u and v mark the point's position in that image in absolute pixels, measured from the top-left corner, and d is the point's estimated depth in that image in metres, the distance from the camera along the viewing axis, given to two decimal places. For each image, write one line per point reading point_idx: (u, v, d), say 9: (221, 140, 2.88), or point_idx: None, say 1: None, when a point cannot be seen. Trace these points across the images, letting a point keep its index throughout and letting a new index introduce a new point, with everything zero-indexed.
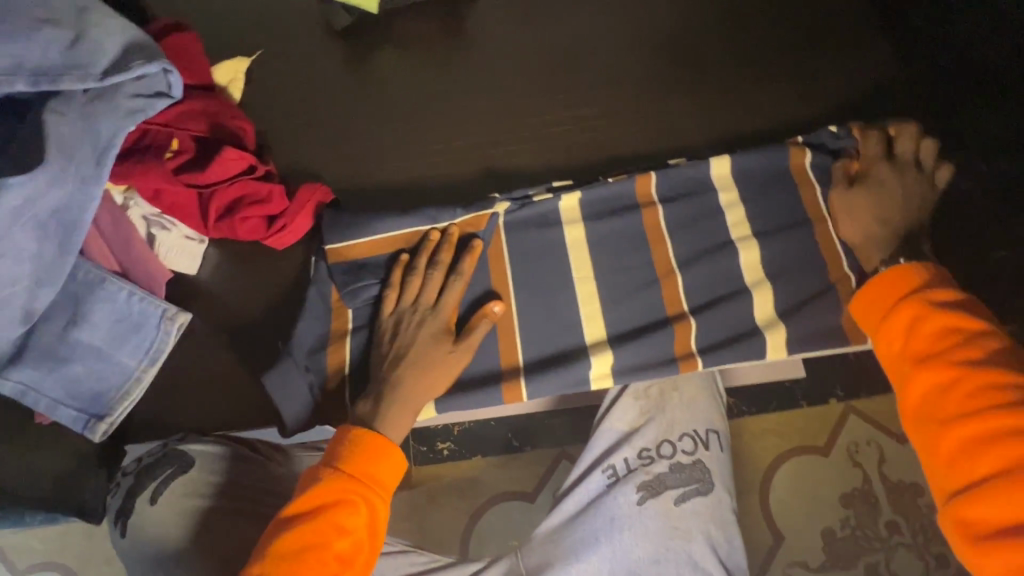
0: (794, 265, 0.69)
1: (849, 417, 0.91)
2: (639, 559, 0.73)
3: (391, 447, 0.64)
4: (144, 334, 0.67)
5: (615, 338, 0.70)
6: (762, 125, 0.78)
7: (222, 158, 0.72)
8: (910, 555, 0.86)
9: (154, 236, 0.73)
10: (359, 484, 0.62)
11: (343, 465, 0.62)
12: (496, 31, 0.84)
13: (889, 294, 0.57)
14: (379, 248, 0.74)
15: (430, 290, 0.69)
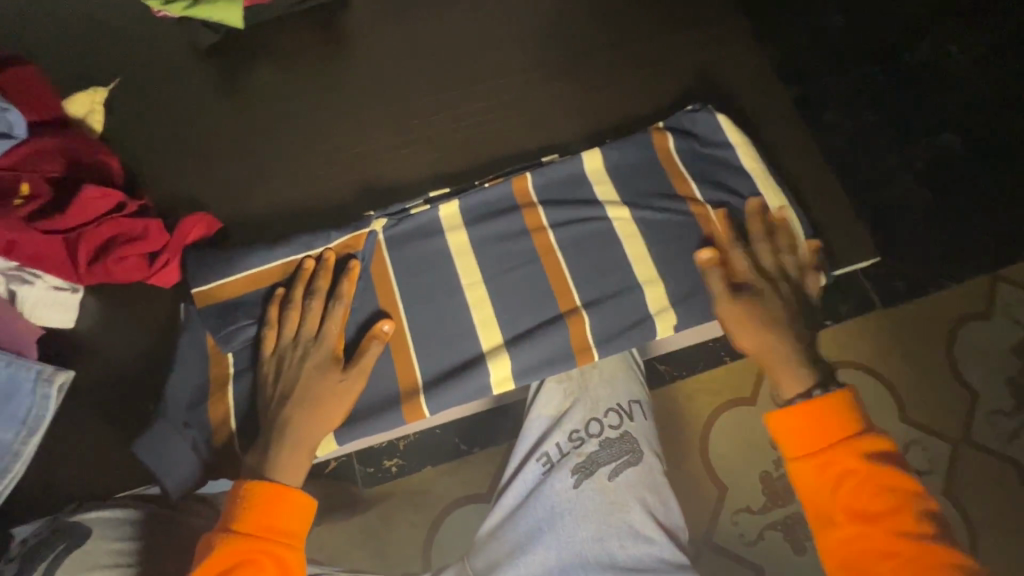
0: (675, 250, 0.73)
1: (768, 366, 0.95)
2: (586, 540, 0.65)
3: (287, 491, 0.58)
4: (18, 403, 0.62)
5: (510, 340, 0.71)
6: (628, 118, 0.86)
7: (82, 197, 0.64)
8: None
9: (16, 293, 0.64)
10: (259, 539, 0.56)
11: (238, 525, 0.56)
12: (373, 37, 0.87)
13: (811, 425, 0.58)
14: (259, 280, 0.70)
15: (311, 320, 0.67)
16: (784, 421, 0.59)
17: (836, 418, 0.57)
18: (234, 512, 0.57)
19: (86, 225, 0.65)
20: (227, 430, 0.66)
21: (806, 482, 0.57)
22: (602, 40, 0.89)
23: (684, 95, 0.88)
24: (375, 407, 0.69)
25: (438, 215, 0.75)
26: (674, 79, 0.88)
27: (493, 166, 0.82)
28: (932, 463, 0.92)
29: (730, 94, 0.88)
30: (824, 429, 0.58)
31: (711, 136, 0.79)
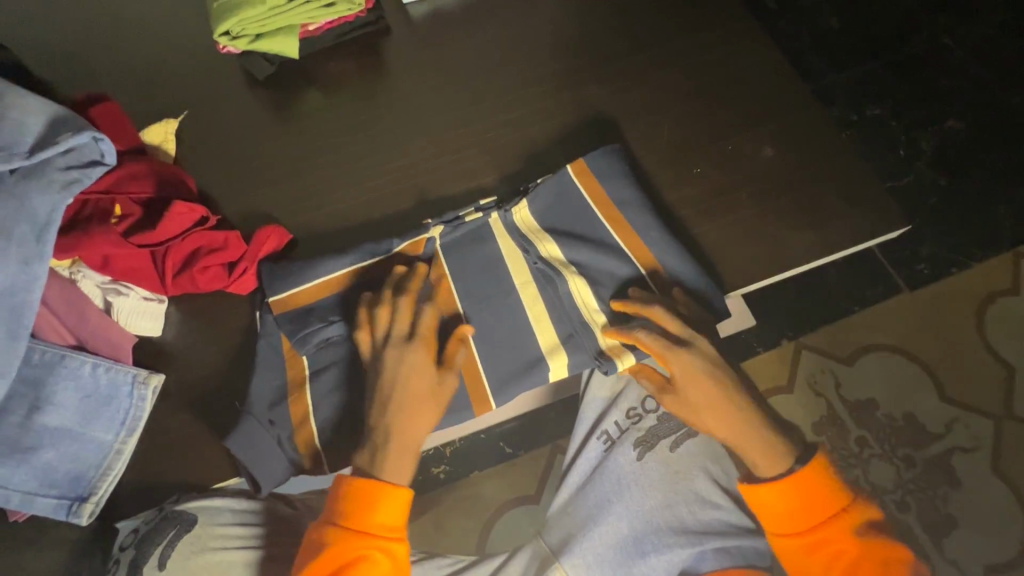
0: (724, 246, 0.80)
1: (802, 352, 1.07)
2: (655, 509, 0.67)
3: (385, 489, 0.62)
4: (117, 406, 0.67)
5: (566, 338, 0.70)
6: (660, 110, 0.89)
7: (171, 212, 0.69)
8: (884, 463, 1.02)
9: (111, 303, 0.71)
10: (367, 536, 0.61)
11: (343, 524, 0.61)
12: (416, 61, 0.95)
13: (796, 505, 0.61)
14: (325, 290, 0.72)
15: (403, 322, 0.68)
16: (770, 494, 0.62)
17: (819, 500, 0.60)
18: (336, 506, 0.62)
19: (174, 238, 0.70)
20: (309, 425, 0.68)
21: (804, 565, 0.61)
22: (628, 44, 0.94)
23: (716, 85, 0.91)
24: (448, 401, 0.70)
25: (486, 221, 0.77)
26: (704, 70, 0.92)
27: (535, 168, 0.87)
28: (977, 437, 1.02)
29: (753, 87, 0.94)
30: (806, 506, 0.60)
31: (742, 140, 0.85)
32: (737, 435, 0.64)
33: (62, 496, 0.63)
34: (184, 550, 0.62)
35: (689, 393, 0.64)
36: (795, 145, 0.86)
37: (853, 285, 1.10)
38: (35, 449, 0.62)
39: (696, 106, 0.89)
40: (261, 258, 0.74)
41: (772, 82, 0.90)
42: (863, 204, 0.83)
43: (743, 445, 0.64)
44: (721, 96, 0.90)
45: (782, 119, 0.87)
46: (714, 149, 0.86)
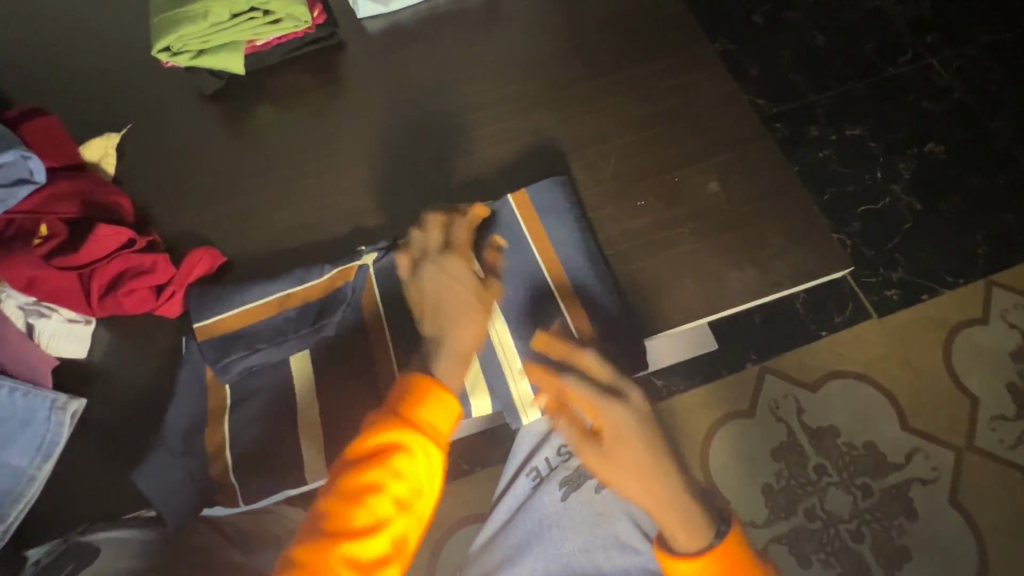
0: (668, 277, 0.79)
1: (766, 376, 1.06)
2: (573, 552, 0.67)
3: (442, 392, 0.56)
4: (34, 430, 0.66)
5: (490, 375, 0.71)
6: (609, 136, 0.88)
7: (96, 235, 0.69)
8: (840, 491, 1.01)
9: (33, 325, 0.70)
10: (414, 430, 0.54)
11: (398, 412, 0.54)
12: (366, 79, 0.93)
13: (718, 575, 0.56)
14: (246, 320, 0.71)
15: (447, 237, 0.70)
16: (681, 567, 0.57)
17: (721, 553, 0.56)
18: (398, 399, 0.56)
19: (98, 261, 0.70)
20: (226, 456, 0.67)
21: None
22: (582, 68, 0.93)
23: (668, 113, 0.89)
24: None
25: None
26: (658, 97, 0.90)
27: (480, 194, 0.86)
28: (936, 469, 1.01)
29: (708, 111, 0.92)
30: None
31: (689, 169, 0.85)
32: (657, 502, 0.58)
33: None
34: None
35: (616, 450, 0.59)
36: (746, 176, 0.84)
37: (814, 312, 1.09)
38: None
39: (646, 136, 0.88)
40: (191, 281, 0.73)
41: (726, 111, 0.89)
42: (811, 239, 0.81)
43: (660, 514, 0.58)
44: (673, 125, 0.88)
45: (734, 149, 0.86)
46: (661, 180, 0.84)
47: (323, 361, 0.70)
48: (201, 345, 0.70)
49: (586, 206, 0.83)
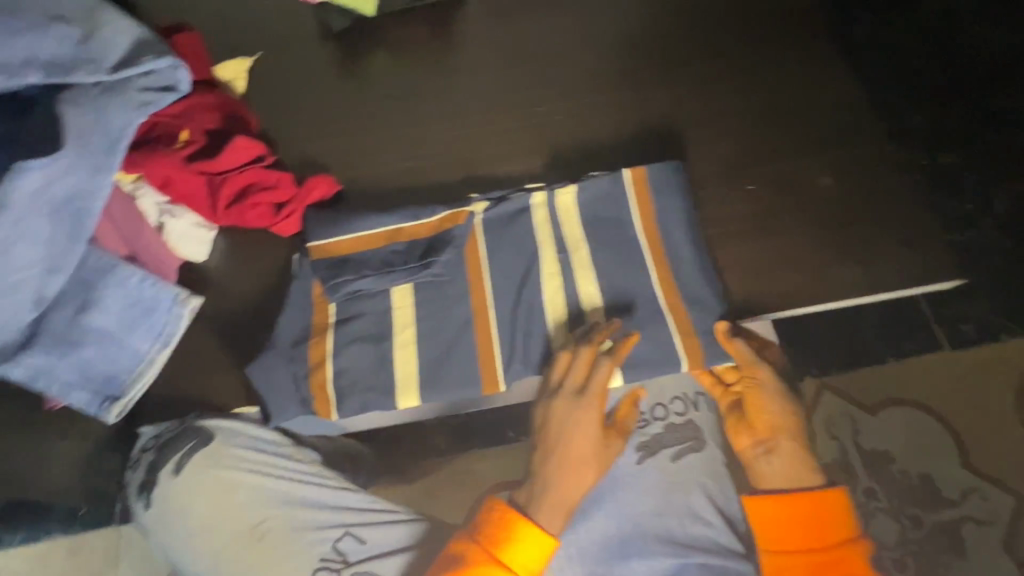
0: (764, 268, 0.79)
1: None
2: (646, 514, 0.67)
3: (529, 526, 0.57)
4: (156, 319, 0.71)
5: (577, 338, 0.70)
6: (718, 120, 0.88)
7: (234, 144, 0.72)
8: None
9: (164, 224, 0.75)
10: (502, 566, 0.55)
11: (483, 543, 0.56)
12: (484, 38, 0.95)
13: (800, 519, 0.62)
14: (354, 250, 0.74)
15: (579, 371, 0.67)
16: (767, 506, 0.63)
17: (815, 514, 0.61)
18: (482, 528, 0.58)
19: (229, 172, 0.74)
20: (326, 370, 0.71)
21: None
22: (700, 51, 0.92)
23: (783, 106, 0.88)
24: (461, 376, 0.70)
25: (531, 201, 0.77)
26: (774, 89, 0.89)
27: (583, 162, 0.87)
28: None
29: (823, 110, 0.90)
30: (814, 524, 0.62)
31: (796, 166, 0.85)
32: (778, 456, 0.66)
33: (97, 393, 0.68)
34: (199, 461, 0.61)
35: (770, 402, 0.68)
36: (848, 184, 0.85)
37: None
38: (78, 346, 0.67)
39: (758, 126, 0.87)
40: (310, 204, 0.77)
41: (841, 114, 0.88)
42: (898, 255, 0.83)
43: (781, 476, 0.65)
44: (787, 119, 0.88)
45: (842, 152, 0.86)
46: (768, 170, 0.85)
47: (423, 296, 0.73)
48: (315, 262, 0.73)
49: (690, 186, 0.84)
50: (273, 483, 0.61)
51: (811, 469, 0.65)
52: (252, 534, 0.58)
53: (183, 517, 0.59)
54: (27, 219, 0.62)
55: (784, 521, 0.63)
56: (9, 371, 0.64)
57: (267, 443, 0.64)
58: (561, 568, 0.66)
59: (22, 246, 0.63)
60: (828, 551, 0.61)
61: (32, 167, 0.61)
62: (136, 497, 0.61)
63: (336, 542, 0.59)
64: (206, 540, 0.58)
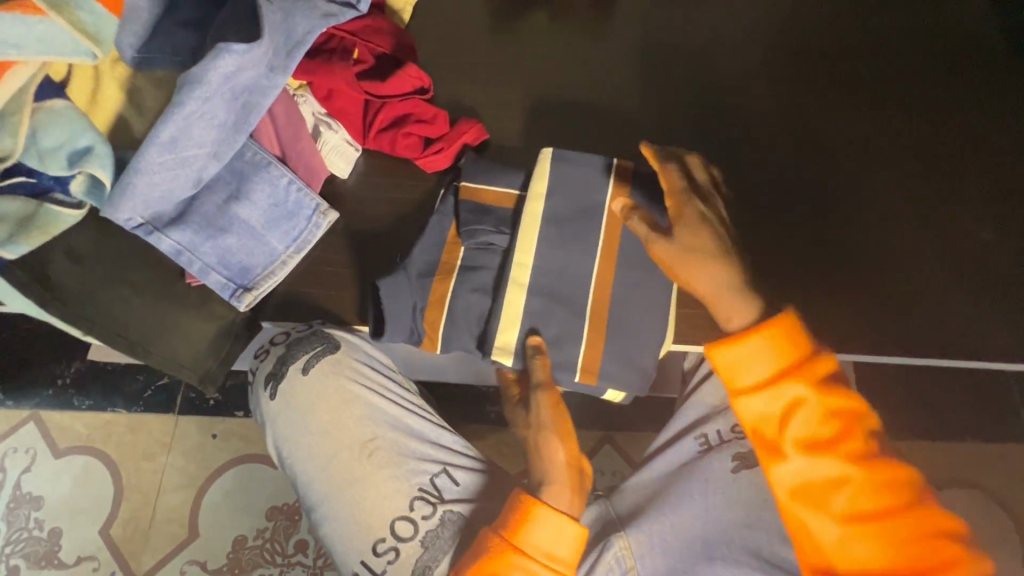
0: None
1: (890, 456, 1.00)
2: (733, 523, 0.66)
3: (555, 517, 0.55)
4: (296, 223, 0.73)
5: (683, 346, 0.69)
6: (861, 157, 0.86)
7: (405, 72, 0.73)
8: None
9: (320, 133, 0.76)
10: (529, 559, 0.53)
11: (508, 533, 0.54)
12: (643, 20, 0.93)
13: (771, 359, 0.55)
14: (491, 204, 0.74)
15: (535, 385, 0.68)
16: (732, 351, 0.56)
17: (775, 338, 0.55)
18: (507, 517, 0.55)
19: (393, 97, 0.75)
20: (441, 311, 0.70)
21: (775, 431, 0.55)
22: (856, 82, 0.90)
23: (925, 158, 0.87)
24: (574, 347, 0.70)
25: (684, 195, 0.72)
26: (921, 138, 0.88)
27: (718, 166, 0.85)
28: None
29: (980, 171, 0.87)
30: (776, 362, 0.55)
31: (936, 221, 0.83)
32: (710, 287, 0.61)
33: (231, 280, 0.70)
34: (325, 366, 0.62)
35: (685, 233, 0.63)
36: (970, 252, 0.83)
37: (975, 414, 1.02)
38: (224, 232, 0.70)
39: (895, 171, 0.86)
40: (458, 146, 0.77)
41: (980, 180, 0.87)
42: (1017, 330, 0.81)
43: (704, 291, 0.61)
44: (927, 171, 0.86)
45: (975, 217, 0.84)
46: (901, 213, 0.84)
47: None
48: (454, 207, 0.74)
49: (818, 214, 0.84)
50: (386, 405, 0.62)
51: (743, 296, 0.59)
52: (363, 450, 0.59)
53: (301, 416, 0.60)
54: (211, 101, 0.63)
55: (753, 368, 0.56)
56: (157, 241, 0.67)
57: (383, 365, 0.65)
58: (642, 555, 0.64)
59: (199, 124, 0.64)
60: (813, 397, 0.54)
61: (231, 50, 0.62)
62: (261, 385, 0.62)
63: (433, 477, 0.60)
64: (318, 443, 0.59)
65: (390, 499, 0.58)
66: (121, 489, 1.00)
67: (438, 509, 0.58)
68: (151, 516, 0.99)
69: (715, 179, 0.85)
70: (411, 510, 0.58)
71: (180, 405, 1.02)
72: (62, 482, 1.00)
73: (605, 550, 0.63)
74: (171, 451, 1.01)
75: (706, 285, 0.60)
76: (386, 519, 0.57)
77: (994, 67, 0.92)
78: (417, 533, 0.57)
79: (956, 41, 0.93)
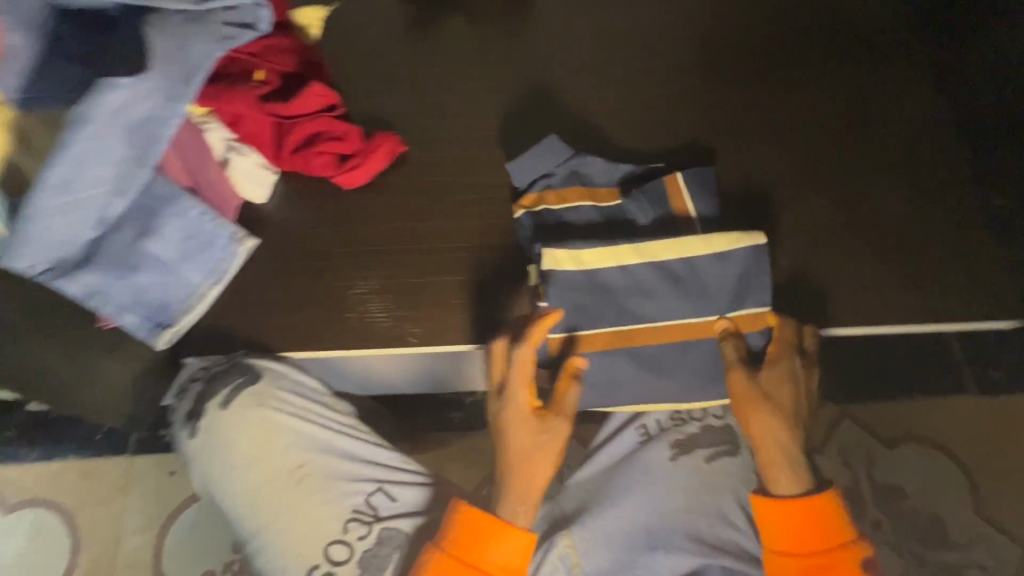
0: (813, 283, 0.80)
1: (842, 421, 1.04)
2: (678, 511, 0.67)
3: (497, 527, 0.56)
4: (212, 253, 0.71)
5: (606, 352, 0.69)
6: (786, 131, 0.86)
7: (310, 90, 0.72)
8: (891, 552, 0.98)
9: (229, 160, 0.75)
10: (474, 569, 0.55)
11: (449, 546, 0.55)
12: (558, 18, 0.94)
13: (801, 519, 0.61)
14: (594, 195, 0.75)
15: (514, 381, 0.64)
16: (774, 509, 0.62)
17: (817, 517, 0.60)
18: (446, 529, 0.56)
19: (300, 117, 0.73)
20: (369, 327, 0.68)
21: None
22: (776, 58, 0.90)
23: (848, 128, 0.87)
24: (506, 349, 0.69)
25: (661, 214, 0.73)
26: (846, 108, 0.88)
27: (646, 153, 0.85)
28: (996, 560, 0.97)
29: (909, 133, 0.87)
30: (808, 529, 0.60)
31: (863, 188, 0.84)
32: (775, 446, 0.64)
33: (147, 318, 0.69)
34: (245, 398, 0.61)
35: (775, 390, 0.65)
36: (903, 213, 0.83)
37: (917, 371, 1.06)
38: (134, 269, 0.67)
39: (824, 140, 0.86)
40: (375, 160, 0.77)
41: (908, 141, 0.86)
42: (962, 291, 0.80)
43: (765, 448, 0.64)
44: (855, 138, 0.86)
45: (900, 184, 0.85)
46: (840, 185, 0.84)
47: (459, 266, 0.75)
48: (550, 178, 0.77)
49: (753, 194, 0.83)
50: (315, 429, 0.61)
51: (801, 465, 0.64)
52: (292, 479, 0.58)
53: (224, 451, 0.59)
54: (104, 134, 0.61)
55: (786, 524, 0.62)
56: (65, 286, 0.64)
57: (312, 390, 0.64)
58: (587, 552, 0.64)
59: (94, 160, 0.62)
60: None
61: (118, 84, 0.61)
62: (178, 422, 0.62)
63: (368, 495, 0.60)
64: (244, 472, 0.58)
65: (322, 525, 0.57)
66: (78, 540, 0.97)
67: (374, 527, 0.58)
68: (111, 564, 0.96)
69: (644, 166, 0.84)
70: (346, 532, 0.57)
71: (133, 447, 1.00)
72: (15, 539, 0.97)
73: (549, 549, 0.65)
74: (128, 493, 0.99)
75: (773, 442, 0.63)
76: (321, 544, 0.56)
77: (909, 31, 0.93)
78: (353, 554, 0.56)
79: (867, 11, 0.94)
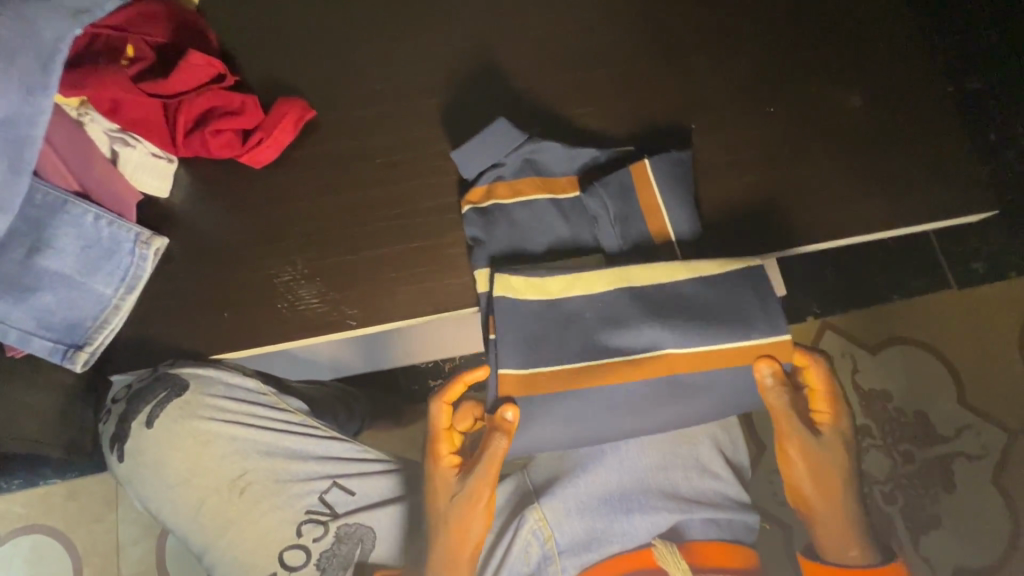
0: (776, 197, 0.74)
1: (825, 333, 1.02)
2: (649, 467, 0.66)
3: None
4: (118, 261, 0.65)
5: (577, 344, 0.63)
6: (735, 36, 0.78)
7: (187, 62, 0.63)
8: (880, 455, 0.98)
9: (117, 153, 0.67)
10: None
11: None
12: None
13: None
14: (550, 187, 0.68)
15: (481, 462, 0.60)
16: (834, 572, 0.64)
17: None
18: None
19: (188, 93, 0.65)
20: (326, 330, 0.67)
21: None
22: None
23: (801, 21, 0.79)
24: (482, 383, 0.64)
25: (622, 213, 0.66)
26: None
27: (587, 78, 0.76)
28: (984, 447, 0.97)
29: (866, 18, 0.79)
30: None
31: (821, 89, 0.77)
32: (829, 512, 0.66)
33: (58, 341, 0.63)
34: (172, 411, 0.62)
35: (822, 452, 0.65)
36: (868, 108, 0.77)
37: (899, 272, 1.03)
38: (35, 290, 0.60)
39: (777, 39, 0.78)
40: (283, 131, 0.70)
41: (869, 27, 0.79)
42: (931, 183, 0.75)
43: (823, 514, 0.66)
44: (809, 32, 0.78)
45: (865, 74, 0.78)
46: (796, 90, 0.77)
47: (391, 235, 0.70)
48: (501, 169, 0.68)
49: (705, 112, 0.76)
50: (256, 434, 0.63)
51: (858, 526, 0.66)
52: (240, 486, 0.62)
53: (161, 466, 0.62)
54: None
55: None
56: None
57: (246, 390, 0.65)
58: (558, 523, 0.63)
59: None
60: None
61: None
62: (108, 446, 0.64)
63: (323, 494, 0.63)
64: (194, 489, 0.61)
65: (279, 530, 0.61)
66: (78, 557, 0.96)
67: (331, 526, 0.61)
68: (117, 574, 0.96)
69: (585, 94, 0.76)
70: (302, 536, 0.61)
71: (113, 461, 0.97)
72: (17, 565, 0.95)
73: (519, 524, 0.63)
74: (119, 507, 0.97)
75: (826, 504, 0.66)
76: (279, 550, 0.60)
77: None
78: (311, 556, 0.60)
79: None
